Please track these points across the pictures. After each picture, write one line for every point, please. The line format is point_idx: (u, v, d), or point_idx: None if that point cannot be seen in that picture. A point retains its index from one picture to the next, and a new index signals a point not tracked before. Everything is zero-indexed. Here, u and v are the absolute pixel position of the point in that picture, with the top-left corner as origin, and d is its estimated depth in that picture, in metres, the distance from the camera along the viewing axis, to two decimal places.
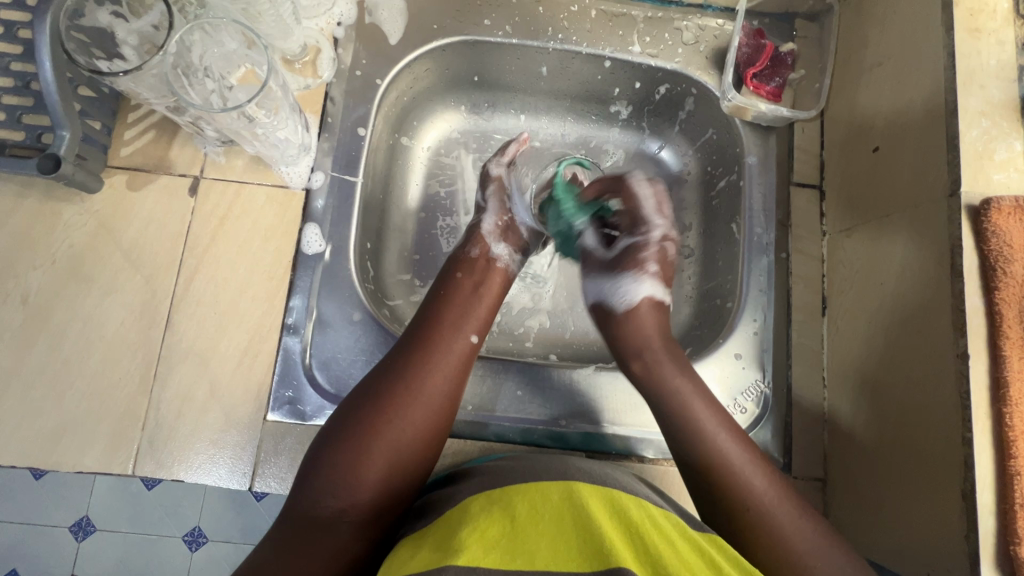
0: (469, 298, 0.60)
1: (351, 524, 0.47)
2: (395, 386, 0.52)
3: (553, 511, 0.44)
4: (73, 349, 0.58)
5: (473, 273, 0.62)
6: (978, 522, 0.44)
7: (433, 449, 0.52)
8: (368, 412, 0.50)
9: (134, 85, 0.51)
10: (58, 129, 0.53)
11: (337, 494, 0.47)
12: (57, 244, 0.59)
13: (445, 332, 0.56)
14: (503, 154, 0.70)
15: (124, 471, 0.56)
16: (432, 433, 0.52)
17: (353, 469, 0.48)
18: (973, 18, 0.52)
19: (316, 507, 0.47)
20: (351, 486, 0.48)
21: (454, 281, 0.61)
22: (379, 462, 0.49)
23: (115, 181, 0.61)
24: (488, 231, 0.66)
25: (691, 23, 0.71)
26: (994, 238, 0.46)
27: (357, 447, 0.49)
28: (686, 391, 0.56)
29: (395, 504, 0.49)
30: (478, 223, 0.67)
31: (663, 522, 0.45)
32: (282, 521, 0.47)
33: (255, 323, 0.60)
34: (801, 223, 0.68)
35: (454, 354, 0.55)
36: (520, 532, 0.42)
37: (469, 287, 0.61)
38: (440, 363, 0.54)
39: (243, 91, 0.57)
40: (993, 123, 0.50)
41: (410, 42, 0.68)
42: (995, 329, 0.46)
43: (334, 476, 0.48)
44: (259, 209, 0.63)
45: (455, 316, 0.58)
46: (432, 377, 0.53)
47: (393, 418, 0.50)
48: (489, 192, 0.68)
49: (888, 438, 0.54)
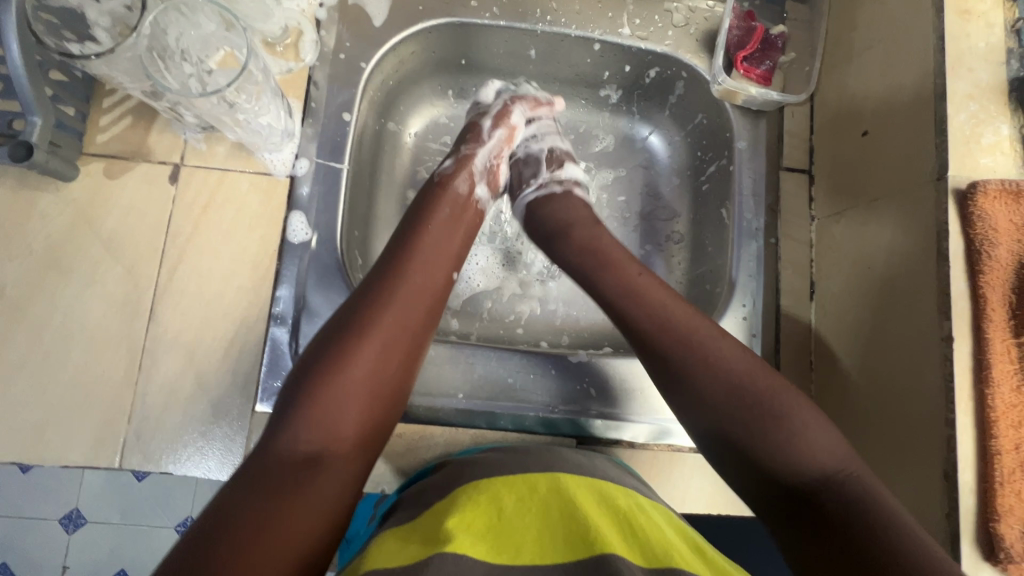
0: (440, 234, 0.57)
1: (330, 462, 0.45)
2: (369, 324, 0.49)
3: (540, 505, 0.45)
4: (54, 340, 0.56)
5: (452, 208, 0.60)
6: (959, 501, 0.45)
7: (407, 382, 0.51)
8: (344, 350, 0.48)
9: (109, 69, 0.49)
10: (29, 115, 0.51)
11: (314, 428, 0.45)
12: (33, 235, 0.58)
13: (419, 266, 0.54)
14: (501, 121, 0.67)
15: (111, 465, 0.55)
16: (405, 369, 0.50)
17: (330, 408, 0.46)
18: (963, 0, 0.51)
19: (292, 448, 0.44)
20: (330, 421, 0.46)
21: (429, 216, 0.58)
22: (357, 394, 0.47)
23: (92, 169, 0.59)
24: (478, 166, 0.64)
25: (681, 5, 0.70)
26: (980, 222, 0.47)
27: (333, 383, 0.46)
28: (681, 317, 0.52)
29: (371, 441, 0.48)
30: (472, 155, 0.64)
31: (652, 512, 0.46)
32: (246, 463, 0.44)
33: (242, 313, 0.59)
34: (790, 208, 0.68)
35: (427, 290, 0.53)
36: (508, 523, 0.43)
37: (445, 216, 0.58)
38: (415, 297, 0.52)
39: (222, 75, 0.55)
40: (981, 106, 0.50)
41: (395, 24, 0.66)
42: (979, 311, 0.46)
43: (312, 415, 0.45)
44: (242, 197, 0.61)
45: (428, 248, 0.55)
46: (411, 308, 0.51)
47: (370, 357, 0.48)
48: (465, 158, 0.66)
49: (872, 421, 0.55)
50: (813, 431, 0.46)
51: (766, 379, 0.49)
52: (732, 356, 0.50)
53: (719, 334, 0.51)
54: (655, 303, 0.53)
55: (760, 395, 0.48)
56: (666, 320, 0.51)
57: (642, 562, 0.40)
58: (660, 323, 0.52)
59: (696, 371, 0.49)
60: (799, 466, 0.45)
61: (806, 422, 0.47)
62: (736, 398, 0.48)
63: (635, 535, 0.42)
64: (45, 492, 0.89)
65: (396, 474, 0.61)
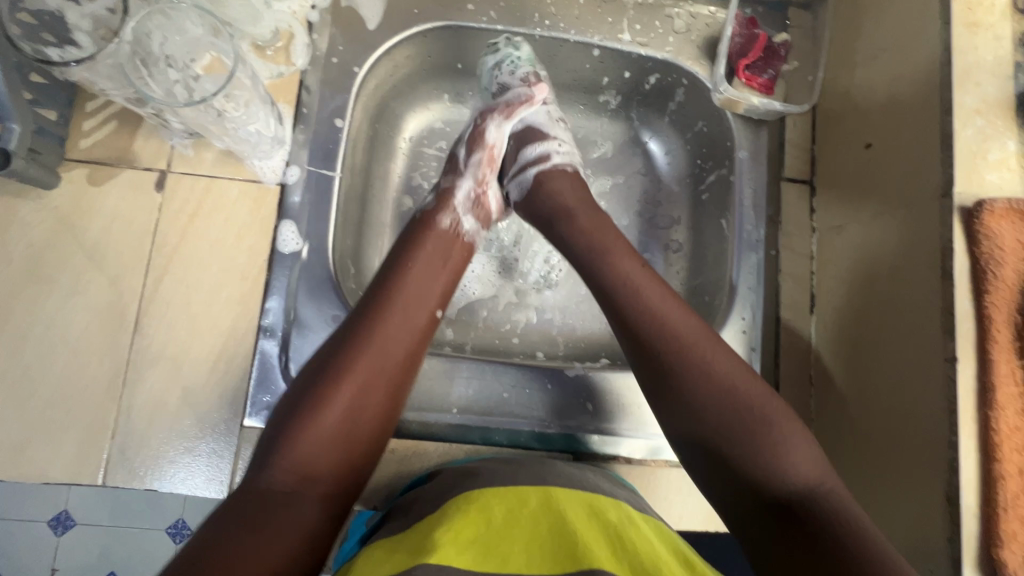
0: (433, 265, 0.55)
1: (306, 499, 0.44)
2: (352, 362, 0.48)
3: (530, 516, 0.43)
4: (35, 352, 0.55)
5: (441, 245, 0.56)
6: (961, 526, 0.44)
7: (393, 418, 0.49)
8: (326, 389, 0.46)
9: (89, 74, 0.47)
10: (6, 123, 0.48)
11: (292, 467, 0.44)
12: (14, 244, 0.56)
13: (404, 301, 0.52)
14: (507, 116, 0.63)
15: (94, 482, 0.54)
16: (392, 408, 0.49)
17: (308, 443, 0.45)
18: (971, 12, 0.50)
19: (269, 485, 0.43)
20: (309, 461, 0.45)
21: (420, 250, 0.55)
22: (335, 433, 0.46)
23: (75, 176, 0.57)
24: (460, 200, 0.60)
25: (683, 11, 0.69)
26: (986, 241, 0.46)
27: (312, 422, 0.45)
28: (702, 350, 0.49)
29: (351, 481, 0.46)
30: (453, 186, 0.60)
31: (641, 524, 0.44)
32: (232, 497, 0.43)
33: (230, 324, 0.58)
34: (791, 219, 0.67)
35: (414, 326, 0.51)
36: (496, 536, 0.41)
37: (436, 253, 0.56)
38: (399, 334, 0.50)
39: (210, 81, 0.53)
40: (988, 121, 0.49)
41: (390, 27, 0.65)
42: (984, 332, 0.46)
43: (292, 454, 0.44)
44: (231, 204, 0.59)
45: (415, 281, 0.53)
46: (395, 343, 0.50)
47: (352, 395, 0.47)
48: (474, 157, 0.62)
49: (871, 439, 0.55)
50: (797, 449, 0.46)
51: (750, 383, 0.48)
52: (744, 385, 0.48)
53: (710, 339, 0.50)
54: (668, 332, 0.49)
55: (748, 404, 0.47)
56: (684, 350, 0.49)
57: None
58: (641, 305, 0.51)
59: (694, 385, 0.48)
60: (773, 482, 0.44)
61: (794, 449, 0.45)
62: (716, 396, 0.47)
63: (625, 551, 0.40)
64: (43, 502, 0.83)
65: (388, 490, 0.60)
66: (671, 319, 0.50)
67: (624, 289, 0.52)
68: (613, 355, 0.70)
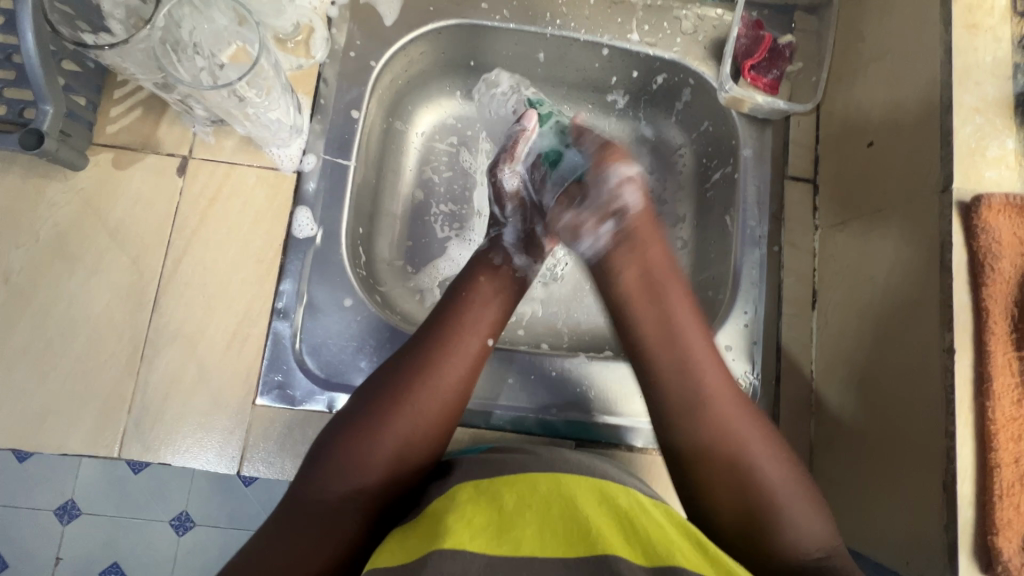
0: (489, 296, 0.57)
1: (351, 513, 0.46)
2: (410, 386, 0.49)
3: (540, 502, 0.43)
4: (57, 328, 0.57)
5: (499, 277, 0.58)
6: (957, 511, 0.45)
7: (444, 442, 0.50)
8: (382, 409, 0.48)
9: (121, 60, 0.50)
10: (41, 104, 0.52)
11: (345, 479, 0.46)
12: (41, 223, 0.58)
13: (462, 331, 0.53)
14: (513, 158, 0.63)
15: (110, 454, 0.56)
16: (445, 432, 0.50)
17: (361, 461, 0.47)
18: (971, 14, 0.51)
19: (320, 494, 0.46)
20: (359, 475, 0.46)
21: (477, 285, 0.57)
22: (387, 452, 0.47)
23: (101, 159, 0.60)
24: (512, 243, 0.62)
25: (690, 13, 0.71)
26: (984, 234, 0.47)
27: (365, 439, 0.47)
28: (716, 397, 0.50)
29: (398, 499, 0.48)
30: (501, 234, 0.63)
31: (653, 509, 0.44)
32: (284, 506, 0.46)
33: (245, 306, 0.59)
34: (794, 217, 0.68)
35: (471, 357, 0.53)
36: (508, 518, 0.42)
37: (493, 285, 0.57)
38: (455, 362, 0.52)
39: (233, 69, 0.56)
40: (987, 119, 0.50)
41: (406, 24, 0.67)
42: (981, 323, 0.46)
43: (344, 465, 0.46)
44: (249, 190, 0.62)
45: (473, 312, 0.55)
46: (449, 373, 0.51)
47: (405, 416, 0.48)
48: (508, 210, 0.64)
49: (871, 431, 0.56)
50: (812, 521, 0.47)
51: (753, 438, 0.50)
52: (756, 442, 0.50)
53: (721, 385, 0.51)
54: (686, 375, 0.51)
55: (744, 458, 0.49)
56: (699, 399, 0.50)
57: (645, 565, 0.38)
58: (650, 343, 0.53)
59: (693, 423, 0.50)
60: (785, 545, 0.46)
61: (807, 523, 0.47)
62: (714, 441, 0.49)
63: (637, 536, 0.41)
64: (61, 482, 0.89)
65: None
66: (696, 373, 0.51)
67: (649, 339, 0.53)
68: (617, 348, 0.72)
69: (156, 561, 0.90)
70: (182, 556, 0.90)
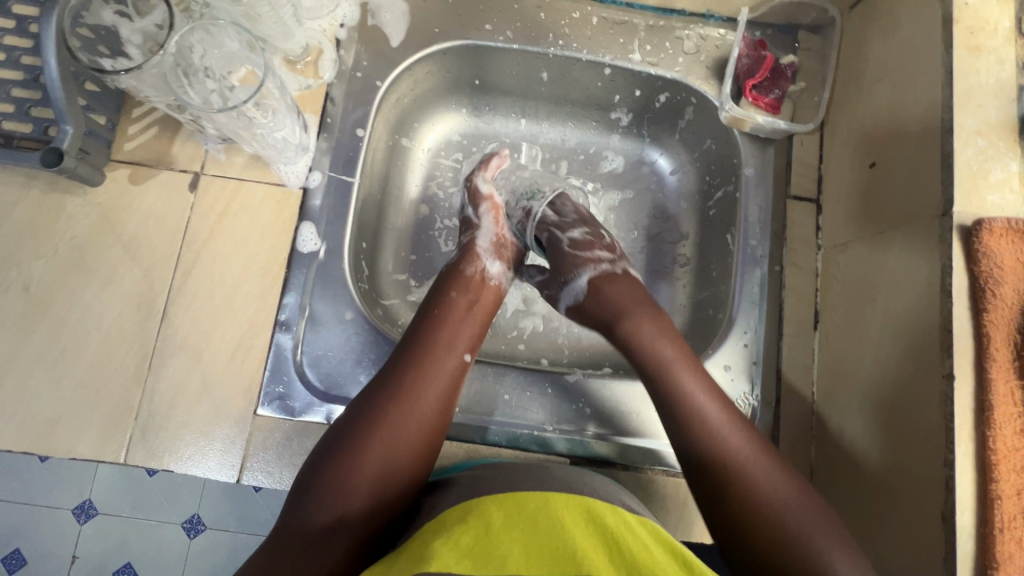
0: (462, 315, 0.58)
1: (337, 540, 0.46)
2: (387, 412, 0.50)
3: (528, 520, 0.43)
4: (71, 337, 0.59)
5: (468, 292, 0.60)
6: (957, 544, 0.44)
7: (425, 464, 0.51)
8: (359, 436, 0.49)
9: (136, 83, 0.52)
10: (62, 124, 0.54)
11: (327, 509, 0.46)
12: (60, 235, 0.61)
13: (437, 351, 0.55)
14: (488, 169, 0.69)
15: (116, 460, 0.57)
16: (423, 456, 0.51)
17: (344, 489, 0.47)
18: (973, 36, 0.51)
19: (305, 522, 0.46)
20: (342, 505, 0.47)
21: (449, 299, 0.59)
22: (367, 479, 0.48)
23: (118, 175, 0.62)
24: (484, 248, 0.64)
25: (693, 33, 0.71)
26: (985, 259, 0.46)
27: (346, 469, 0.48)
28: (719, 424, 0.52)
29: (385, 526, 0.48)
30: (473, 240, 0.65)
31: (637, 530, 0.44)
32: (273, 536, 0.47)
33: (250, 317, 0.61)
34: (797, 237, 0.67)
35: (444, 380, 0.54)
36: (494, 541, 0.41)
37: (464, 306, 0.59)
38: (434, 385, 0.53)
39: (243, 91, 0.58)
40: (990, 142, 0.49)
41: (411, 45, 0.69)
42: (981, 351, 0.45)
43: (325, 496, 0.47)
44: (256, 205, 0.63)
45: (447, 333, 0.56)
46: (424, 397, 0.52)
47: (385, 443, 0.49)
48: (482, 209, 0.67)
49: (871, 457, 0.54)
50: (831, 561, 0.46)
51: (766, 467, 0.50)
52: (770, 474, 0.50)
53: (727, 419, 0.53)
54: (701, 411, 0.53)
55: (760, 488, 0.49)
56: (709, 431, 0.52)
57: None
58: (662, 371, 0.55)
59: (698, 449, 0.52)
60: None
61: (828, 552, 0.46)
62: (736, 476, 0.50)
63: (622, 554, 0.40)
64: (76, 480, 0.92)
65: None
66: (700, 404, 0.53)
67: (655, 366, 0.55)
68: (616, 364, 0.72)
69: (168, 564, 0.92)
70: (193, 561, 0.92)
